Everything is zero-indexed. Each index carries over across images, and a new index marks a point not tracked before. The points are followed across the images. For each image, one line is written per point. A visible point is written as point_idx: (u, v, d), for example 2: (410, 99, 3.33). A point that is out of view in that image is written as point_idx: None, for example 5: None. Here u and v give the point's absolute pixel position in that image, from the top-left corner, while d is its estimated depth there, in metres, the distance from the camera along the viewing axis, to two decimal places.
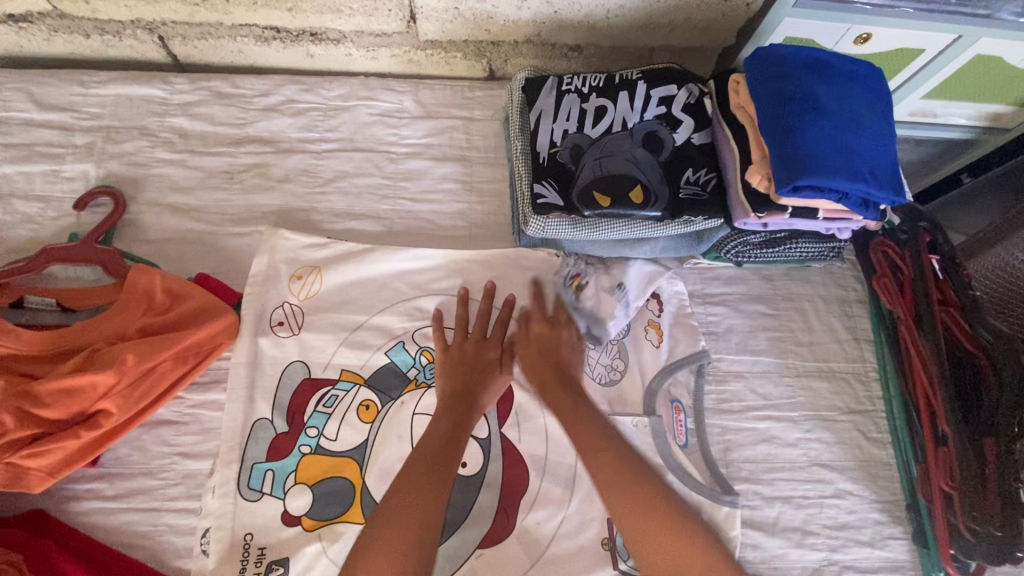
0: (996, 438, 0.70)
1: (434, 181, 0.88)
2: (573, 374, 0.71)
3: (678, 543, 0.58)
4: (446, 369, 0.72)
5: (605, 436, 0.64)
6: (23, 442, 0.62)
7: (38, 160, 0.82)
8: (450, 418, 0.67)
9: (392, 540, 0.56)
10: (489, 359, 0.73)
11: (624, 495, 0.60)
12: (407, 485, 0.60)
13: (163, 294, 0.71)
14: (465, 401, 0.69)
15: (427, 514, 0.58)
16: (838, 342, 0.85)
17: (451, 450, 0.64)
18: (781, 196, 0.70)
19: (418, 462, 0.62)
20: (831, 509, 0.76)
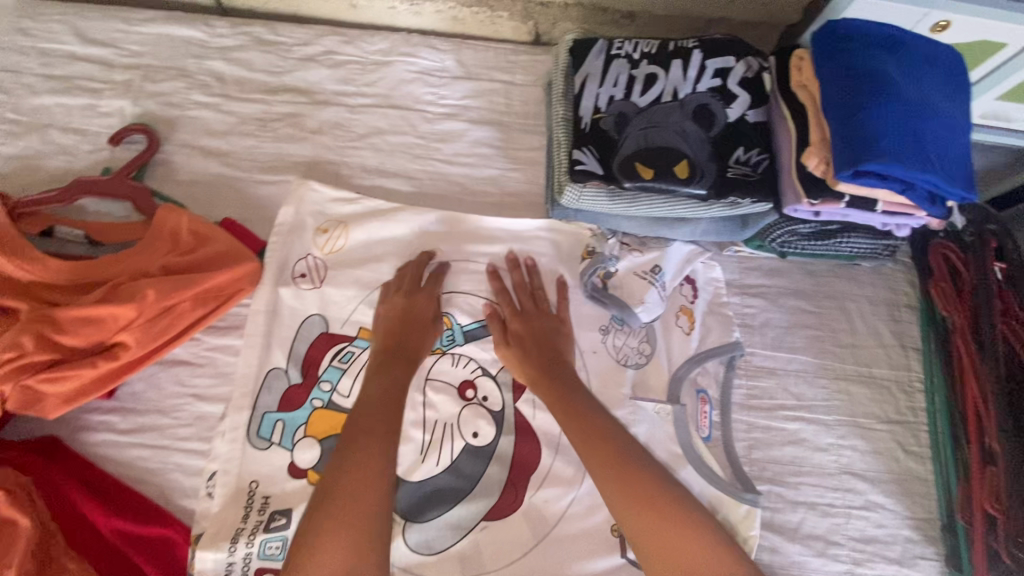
0: None
1: (469, 144, 0.86)
2: (551, 363, 0.69)
3: (669, 529, 0.57)
4: (379, 330, 0.70)
5: (591, 432, 0.62)
6: (40, 365, 0.61)
7: (77, 93, 0.81)
8: (383, 378, 0.65)
9: (347, 494, 0.55)
10: (418, 312, 0.71)
11: (616, 485, 0.59)
12: (358, 441, 0.58)
13: (188, 234, 0.71)
14: (402, 354, 0.68)
15: (377, 464, 0.57)
16: (882, 346, 0.79)
17: (392, 403, 0.63)
18: (840, 181, 0.65)
19: (362, 418, 0.61)
20: (858, 521, 0.71)
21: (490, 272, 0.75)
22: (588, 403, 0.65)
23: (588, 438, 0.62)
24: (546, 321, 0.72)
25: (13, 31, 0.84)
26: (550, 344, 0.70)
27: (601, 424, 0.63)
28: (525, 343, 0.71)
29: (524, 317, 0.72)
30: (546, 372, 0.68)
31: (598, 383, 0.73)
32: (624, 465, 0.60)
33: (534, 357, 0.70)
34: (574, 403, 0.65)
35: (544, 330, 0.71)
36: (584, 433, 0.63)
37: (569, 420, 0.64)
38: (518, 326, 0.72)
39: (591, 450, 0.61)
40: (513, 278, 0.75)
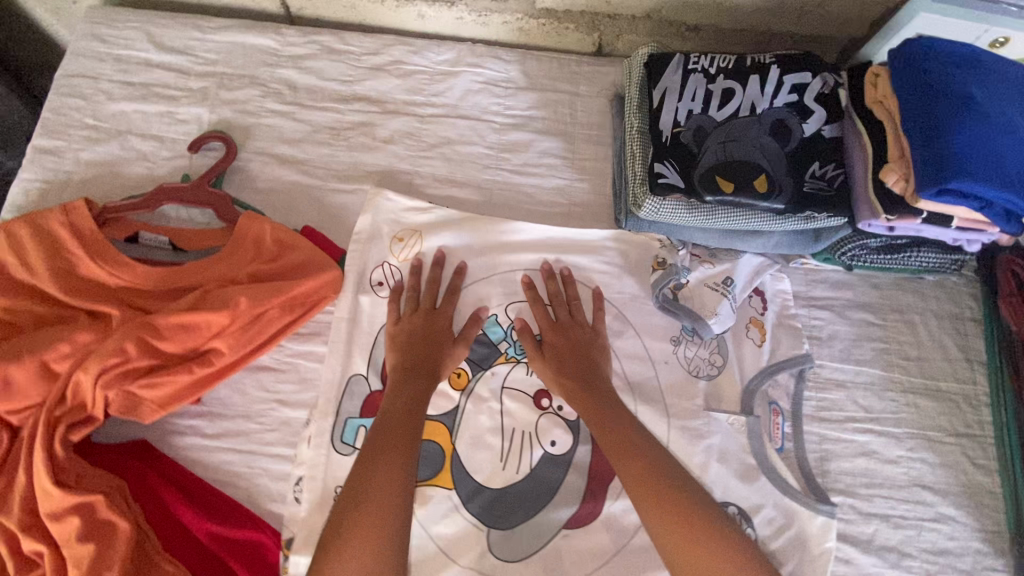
0: None
1: (537, 154, 0.86)
2: (582, 370, 0.71)
3: (694, 539, 0.59)
4: (396, 342, 0.71)
5: (616, 433, 0.66)
6: (140, 370, 0.63)
7: (154, 100, 0.82)
8: (404, 394, 0.67)
9: (368, 509, 0.57)
10: (440, 329, 0.73)
11: (639, 482, 0.62)
12: (379, 458, 0.61)
13: (271, 242, 0.72)
14: (422, 371, 0.69)
15: (398, 481, 0.59)
16: (948, 360, 0.80)
17: (412, 421, 0.65)
18: (920, 199, 0.65)
19: (384, 435, 0.63)
20: (930, 532, 0.72)
21: (524, 283, 0.77)
22: (612, 406, 0.68)
23: (613, 438, 0.65)
24: (584, 335, 0.74)
25: (89, 37, 0.85)
26: (587, 357, 0.72)
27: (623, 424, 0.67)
28: (558, 349, 0.73)
29: (559, 331, 0.74)
30: (586, 385, 0.70)
31: (671, 394, 0.74)
32: (646, 461, 0.63)
33: (570, 370, 0.71)
34: (603, 416, 0.67)
35: (578, 342, 0.74)
36: (609, 432, 0.66)
37: (595, 419, 0.67)
38: (555, 337, 0.74)
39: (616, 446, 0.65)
40: (549, 288, 0.77)
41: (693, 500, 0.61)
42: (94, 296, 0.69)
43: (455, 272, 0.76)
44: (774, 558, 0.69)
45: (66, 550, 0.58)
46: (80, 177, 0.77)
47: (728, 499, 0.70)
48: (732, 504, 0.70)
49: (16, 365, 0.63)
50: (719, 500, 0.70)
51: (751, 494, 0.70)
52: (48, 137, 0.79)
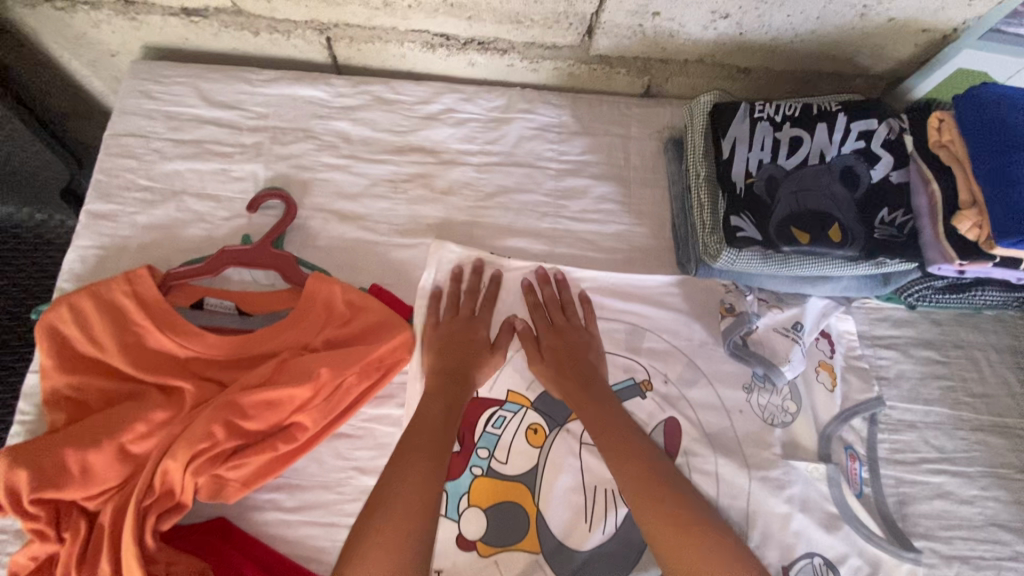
0: None
1: (594, 200, 0.86)
2: (580, 377, 0.72)
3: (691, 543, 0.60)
4: (433, 346, 0.72)
5: (618, 446, 0.67)
6: (226, 452, 0.61)
7: (208, 158, 0.81)
8: (439, 400, 0.68)
9: (395, 508, 0.58)
10: (478, 334, 0.74)
11: (637, 493, 0.64)
12: (410, 463, 0.62)
13: (342, 305, 0.71)
14: (458, 378, 0.70)
15: (426, 482, 0.61)
16: (1011, 395, 0.81)
17: (446, 425, 0.66)
18: (998, 246, 0.66)
19: (416, 438, 0.64)
20: (1010, 573, 0.72)
21: (527, 285, 0.78)
22: (616, 418, 0.70)
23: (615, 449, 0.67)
24: (582, 342, 0.76)
25: (136, 94, 0.83)
26: (584, 356, 0.75)
27: (627, 438, 0.68)
28: (558, 358, 0.74)
29: (561, 336, 0.75)
30: (591, 381, 0.72)
31: (748, 443, 0.74)
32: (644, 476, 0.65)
33: (570, 368, 0.73)
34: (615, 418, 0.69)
35: (575, 345, 0.75)
36: (612, 444, 0.67)
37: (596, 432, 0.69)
38: (550, 339, 0.75)
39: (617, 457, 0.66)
40: (545, 291, 0.78)
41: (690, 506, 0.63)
42: (164, 369, 0.67)
43: (492, 280, 0.78)
44: None
45: None
46: (138, 241, 0.75)
47: (813, 549, 0.70)
48: (817, 555, 0.70)
49: (95, 451, 0.60)
50: (804, 551, 0.70)
51: (834, 543, 0.70)
52: (101, 201, 0.77)
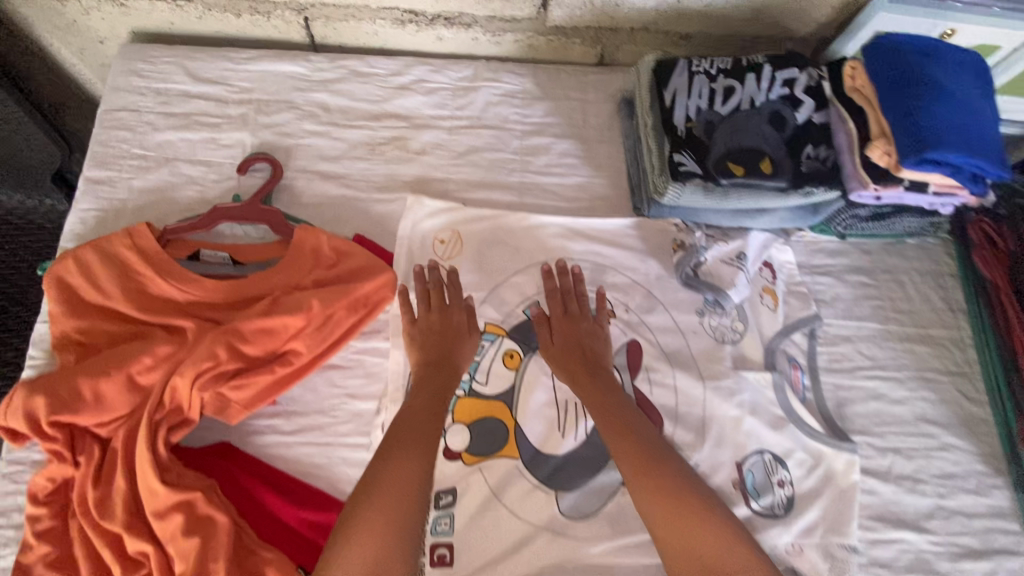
0: None
1: (556, 156, 0.94)
2: (597, 371, 0.75)
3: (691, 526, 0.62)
4: (416, 340, 0.74)
5: (632, 439, 0.68)
6: (228, 372, 0.67)
7: (197, 128, 0.87)
8: (429, 389, 0.70)
9: (388, 494, 0.60)
10: (456, 322, 0.76)
11: (635, 473, 0.66)
12: (400, 448, 0.64)
13: (329, 250, 0.78)
14: (444, 369, 0.72)
15: (410, 474, 0.62)
16: (934, 310, 0.91)
17: (431, 419, 0.67)
18: (903, 167, 0.76)
19: (399, 431, 0.65)
20: (938, 460, 0.81)
21: (546, 273, 0.82)
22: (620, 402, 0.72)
23: (632, 443, 0.68)
24: (597, 337, 0.78)
25: (128, 73, 0.90)
26: (585, 343, 0.78)
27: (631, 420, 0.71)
28: (572, 353, 0.76)
29: (571, 329, 0.78)
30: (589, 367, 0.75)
31: (702, 358, 0.83)
32: (661, 472, 0.65)
33: (575, 357, 0.76)
34: (616, 403, 0.72)
35: (581, 333, 0.78)
36: (626, 438, 0.68)
37: (612, 424, 0.70)
38: (564, 327, 0.78)
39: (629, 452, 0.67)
40: (561, 281, 0.81)
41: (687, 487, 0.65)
42: (166, 312, 0.73)
43: (448, 237, 0.85)
44: (810, 494, 0.77)
45: (170, 545, 0.62)
46: (136, 204, 0.81)
47: (762, 446, 0.78)
48: (766, 451, 0.78)
49: (106, 379, 0.66)
50: (754, 448, 0.78)
51: (781, 441, 0.79)
52: (99, 169, 0.83)
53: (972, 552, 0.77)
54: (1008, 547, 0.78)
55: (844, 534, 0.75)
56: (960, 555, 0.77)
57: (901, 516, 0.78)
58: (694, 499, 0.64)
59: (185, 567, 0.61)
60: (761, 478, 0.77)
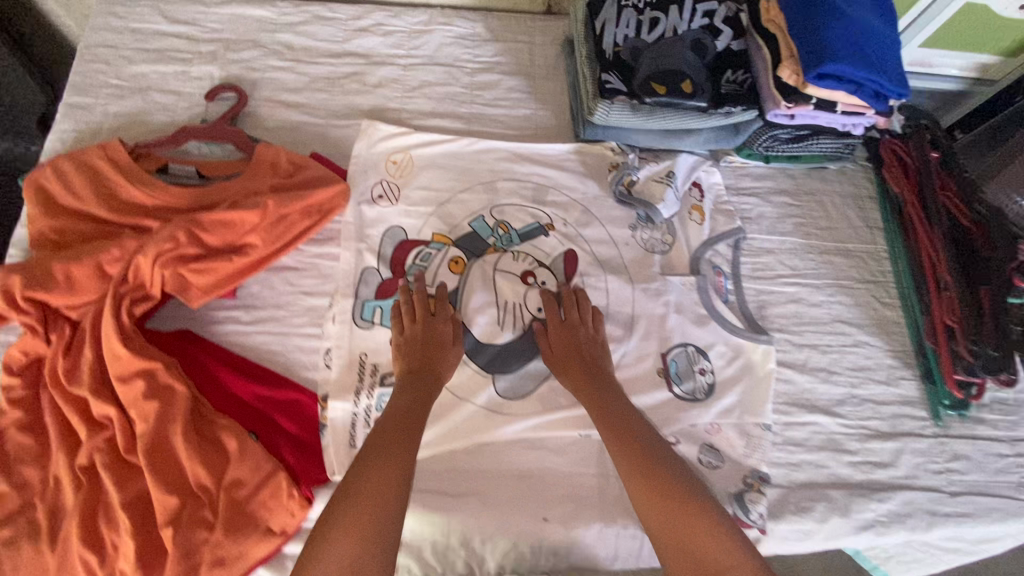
0: (992, 287, 0.81)
1: (504, 91, 1.02)
2: (592, 377, 0.75)
3: (690, 526, 0.60)
4: (398, 348, 0.75)
5: (628, 440, 0.67)
6: (190, 257, 0.74)
7: (170, 63, 0.95)
8: (409, 395, 0.70)
9: (364, 496, 0.58)
10: (442, 332, 0.76)
11: (631, 475, 0.65)
12: (378, 450, 0.62)
13: (287, 162, 0.85)
14: (425, 375, 0.72)
15: (396, 472, 0.60)
16: (853, 227, 0.98)
17: (415, 424, 0.66)
18: (807, 83, 0.84)
19: (384, 434, 0.64)
20: (851, 354, 0.88)
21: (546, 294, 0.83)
22: (621, 405, 0.72)
23: (627, 443, 0.67)
24: (590, 347, 0.78)
25: (106, 15, 0.97)
26: (578, 347, 0.78)
27: (627, 422, 0.70)
28: (566, 362, 0.77)
29: (563, 338, 0.78)
30: (586, 372, 0.75)
31: (633, 265, 0.90)
32: (660, 471, 0.64)
33: (571, 362, 0.77)
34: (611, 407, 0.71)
35: (574, 340, 0.79)
36: (622, 438, 0.68)
37: (608, 426, 0.69)
38: (556, 336, 0.79)
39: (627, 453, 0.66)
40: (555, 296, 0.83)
41: (685, 484, 0.63)
42: (135, 214, 0.79)
43: (394, 162, 0.92)
44: (729, 381, 0.83)
45: (133, 409, 0.68)
46: (111, 126, 0.89)
47: (686, 340, 0.85)
48: (690, 344, 0.85)
49: (78, 264, 0.72)
50: (679, 341, 0.85)
51: (704, 335, 0.86)
52: (78, 96, 0.90)
53: (880, 434, 0.84)
54: (914, 430, 0.84)
55: (759, 414, 0.81)
56: (869, 437, 0.83)
57: (814, 402, 0.85)
58: (694, 499, 0.62)
59: (146, 427, 0.67)
60: (683, 367, 0.83)
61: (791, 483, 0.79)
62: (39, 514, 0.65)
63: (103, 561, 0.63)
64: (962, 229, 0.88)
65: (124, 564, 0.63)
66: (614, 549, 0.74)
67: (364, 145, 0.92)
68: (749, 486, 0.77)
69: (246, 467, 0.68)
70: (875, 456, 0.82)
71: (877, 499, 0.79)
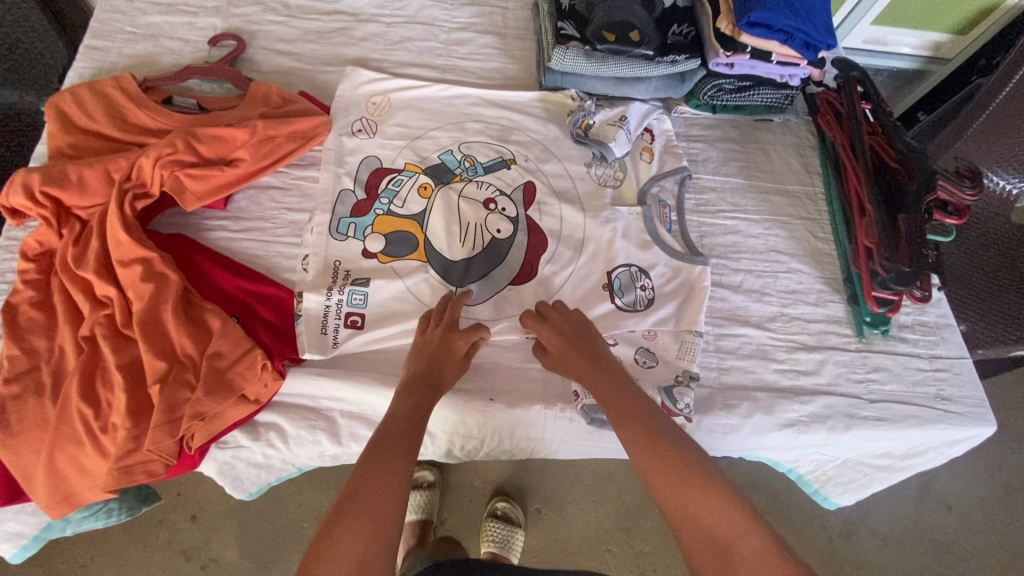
0: (909, 214, 0.88)
1: (477, 47, 1.13)
2: (596, 366, 0.78)
3: (698, 499, 0.64)
4: (416, 351, 0.78)
5: (639, 424, 0.71)
6: (187, 163, 0.84)
7: (178, 14, 1.07)
8: (412, 398, 0.73)
9: (371, 501, 0.61)
10: (454, 350, 0.78)
11: (645, 454, 0.69)
12: (384, 452, 0.66)
13: (277, 97, 0.95)
14: (429, 382, 0.75)
15: (395, 484, 0.64)
16: (793, 172, 1.08)
17: (417, 424, 0.70)
18: (740, 31, 0.93)
19: (390, 433, 0.68)
20: (784, 279, 0.97)
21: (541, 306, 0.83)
22: (629, 395, 0.75)
23: (634, 428, 0.71)
24: (589, 338, 0.81)
25: None
26: (583, 344, 0.80)
27: (640, 408, 0.73)
28: (569, 360, 0.79)
29: (566, 337, 0.80)
30: (588, 369, 0.77)
31: (586, 198, 0.99)
32: (668, 451, 0.68)
33: (569, 360, 0.79)
34: (621, 395, 0.75)
35: (576, 336, 0.80)
36: (630, 424, 0.72)
37: (614, 412, 0.73)
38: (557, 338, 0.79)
39: (637, 437, 0.70)
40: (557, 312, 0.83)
41: (692, 462, 0.67)
42: (141, 134, 0.90)
43: (375, 102, 1.02)
44: (667, 296, 0.91)
45: (130, 289, 0.77)
46: (123, 65, 1.00)
47: (630, 261, 0.93)
48: (633, 265, 0.93)
49: (89, 168, 0.83)
50: (623, 262, 0.93)
51: (648, 258, 0.94)
52: (96, 40, 1.02)
53: (806, 346, 0.91)
54: (839, 344, 0.92)
55: (693, 323, 0.89)
56: (796, 348, 0.91)
57: (746, 318, 0.93)
58: (702, 474, 0.66)
59: (140, 304, 0.76)
60: (626, 283, 0.92)
61: (720, 385, 0.87)
62: (45, 375, 0.75)
63: (98, 415, 0.73)
64: (887, 168, 0.95)
65: (116, 416, 0.72)
66: (552, 430, 0.84)
67: (348, 86, 1.02)
68: (678, 382, 0.85)
69: (226, 342, 0.76)
70: (800, 365, 0.90)
71: (800, 401, 0.87)
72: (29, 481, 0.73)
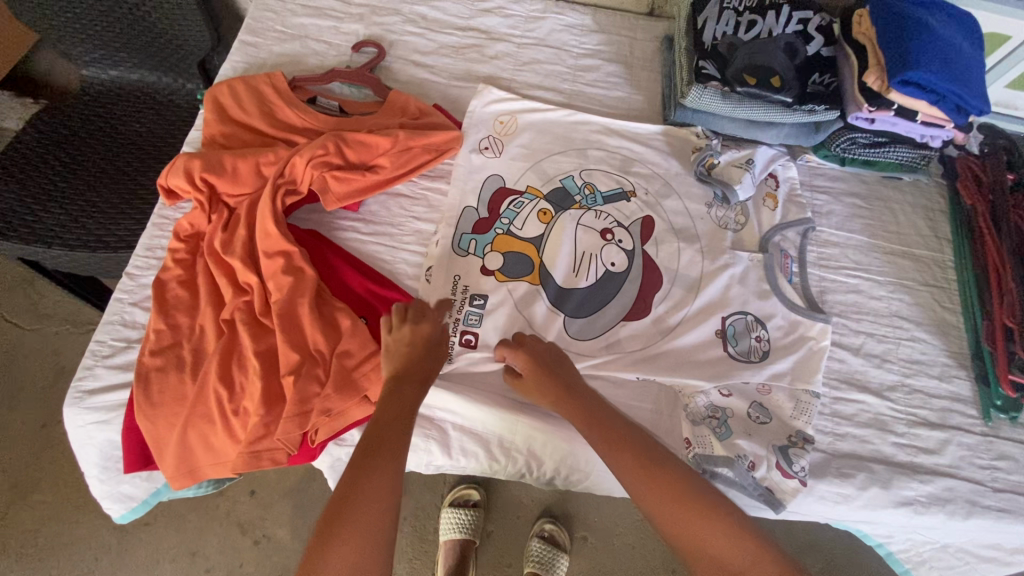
0: None
1: (604, 75, 1.14)
2: (574, 385, 0.77)
3: (703, 529, 0.64)
4: (389, 352, 0.75)
5: (630, 449, 0.70)
6: (333, 164, 0.89)
7: (326, 18, 1.12)
8: (394, 400, 0.70)
9: (361, 515, 0.61)
10: (430, 351, 0.76)
11: (637, 475, 0.68)
12: (374, 461, 0.64)
13: (415, 108, 0.98)
14: (411, 381, 0.73)
15: (385, 499, 0.63)
16: (921, 235, 1.03)
17: (404, 429, 0.69)
18: (891, 87, 0.90)
19: (372, 437, 0.67)
20: (907, 346, 0.93)
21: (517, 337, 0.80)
22: (617, 418, 0.74)
23: (627, 452, 0.70)
24: (562, 360, 0.79)
25: None
26: (561, 364, 0.78)
27: (627, 436, 0.72)
28: (547, 388, 0.76)
29: (542, 362, 0.78)
30: (570, 390, 0.76)
31: (706, 237, 0.97)
32: (663, 477, 0.68)
33: (549, 377, 0.77)
34: (606, 420, 0.74)
35: (551, 355, 0.79)
36: (621, 451, 0.70)
37: (593, 433, 0.73)
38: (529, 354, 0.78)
39: (621, 454, 0.70)
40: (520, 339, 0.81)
41: (694, 488, 0.67)
42: (287, 131, 0.94)
43: (504, 120, 1.03)
44: (784, 350, 0.88)
45: (273, 280, 0.81)
46: (272, 62, 1.06)
47: (746, 309, 0.91)
48: (749, 313, 0.91)
49: (242, 159, 0.87)
50: (738, 308, 0.91)
51: (765, 306, 0.91)
52: (249, 35, 1.08)
53: (928, 423, 0.87)
54: (963, 425, 0.88)
55: (810, 381, 0.86)
56: (917, 424, 0.87)
57: (864, 383, 0.90)
58: (707, 502, 0.66)
59: (280, 296, 0.79)
60: (740, 330, 0.89)
61: (833, 450, 0.85)
62: (185, 351, 0.79)
63: (231, 397, 0.76)
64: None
65: (250, 401, 0.75)
66: None
67: (478, 102, 1.04)
68: (792, 443, 0.83)
69: (355, 342, 0.79)
70: (921, 442, 0.86)
71: (919, 480, 0.83)
72: (161, 451, 0.76)
